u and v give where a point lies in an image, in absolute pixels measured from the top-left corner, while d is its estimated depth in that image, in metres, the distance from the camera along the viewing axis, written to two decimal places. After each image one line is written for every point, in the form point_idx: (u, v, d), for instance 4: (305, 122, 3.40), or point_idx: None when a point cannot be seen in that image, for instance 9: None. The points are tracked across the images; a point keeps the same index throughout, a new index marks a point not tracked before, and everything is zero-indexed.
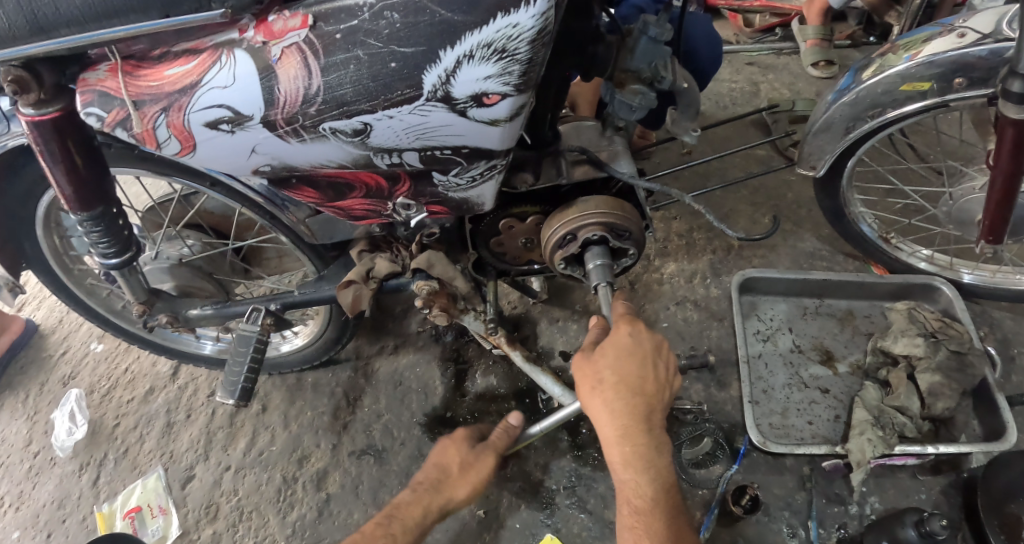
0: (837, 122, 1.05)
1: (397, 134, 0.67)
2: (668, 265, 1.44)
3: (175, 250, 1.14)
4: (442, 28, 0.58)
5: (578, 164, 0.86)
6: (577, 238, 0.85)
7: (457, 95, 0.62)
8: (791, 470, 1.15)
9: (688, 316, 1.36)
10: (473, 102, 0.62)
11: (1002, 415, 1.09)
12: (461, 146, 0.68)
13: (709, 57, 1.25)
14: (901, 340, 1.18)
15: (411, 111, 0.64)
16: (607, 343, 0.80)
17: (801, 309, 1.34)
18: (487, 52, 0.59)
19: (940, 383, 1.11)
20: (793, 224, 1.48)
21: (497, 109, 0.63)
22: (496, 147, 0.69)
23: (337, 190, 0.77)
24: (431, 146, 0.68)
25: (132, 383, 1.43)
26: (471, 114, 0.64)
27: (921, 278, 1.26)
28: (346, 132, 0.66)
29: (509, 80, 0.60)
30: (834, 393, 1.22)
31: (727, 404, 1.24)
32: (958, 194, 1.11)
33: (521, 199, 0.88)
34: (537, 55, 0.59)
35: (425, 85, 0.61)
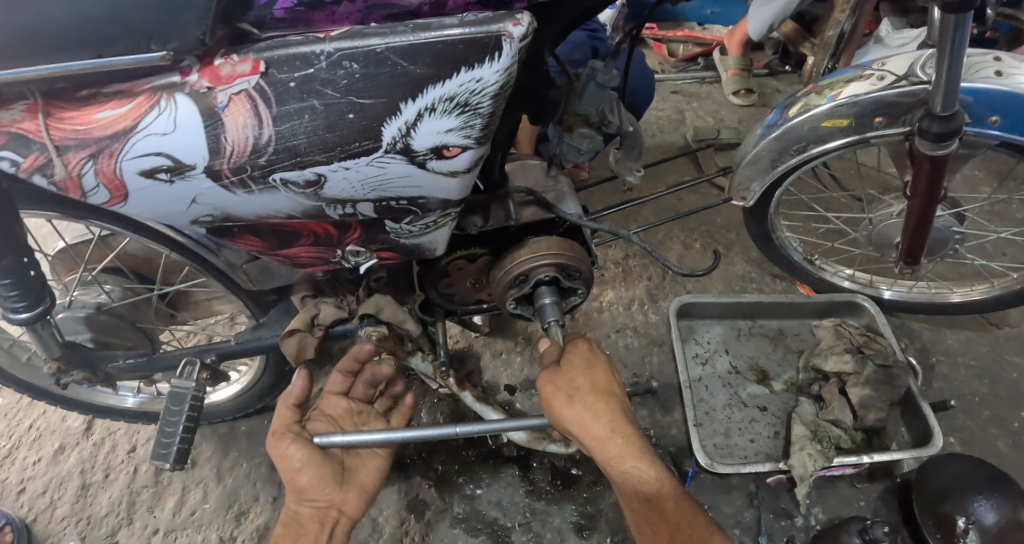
0: (765, 154, 1.11)
1: (353, 185, 0.65)
2: (607, 293, 1.47)
3: (91, 297, 1.04)
4: (404, 78, 0.57)
5: (526, 205, 0.86)
6: (529, 278, 0.85)
7: (416, 147, 0.61)
8: (738, 488, 1.19)
9: (629, 342, 1.39)
10: (433, 155, 0.62)
11: (927, 420, 1.18)
12: (417, 196, 0.67)
13: (643, 91, 1.30)
14: (832, 357, 1.25)
15: (369, 163, 0.62)
16: (570, 357, 0.84)
17: (735, 331, 1.40)
18: (449, 106, 0.59)
19: (871, 396, 1.17)
20: (723, 248, 1.55)
21: (457, 160, 0.63)
22: (453, 197, 0.68)
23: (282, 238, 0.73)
24: (387, 197, 0.67)
25: (38, 442, 1.30)
26: (430, 165, 0.63)
27: (844, 297, 1.34)
28: (298, 184, 0.64)
29: (471, 133, 0.61)
30: (772, 410, 1.28)
31: (672, 427, 1.27)
32: (878, 219, 1.19)
33: (469, 241, 0.87)
34: (498, 108, 0.60)
35: (384, 137, 0.60)
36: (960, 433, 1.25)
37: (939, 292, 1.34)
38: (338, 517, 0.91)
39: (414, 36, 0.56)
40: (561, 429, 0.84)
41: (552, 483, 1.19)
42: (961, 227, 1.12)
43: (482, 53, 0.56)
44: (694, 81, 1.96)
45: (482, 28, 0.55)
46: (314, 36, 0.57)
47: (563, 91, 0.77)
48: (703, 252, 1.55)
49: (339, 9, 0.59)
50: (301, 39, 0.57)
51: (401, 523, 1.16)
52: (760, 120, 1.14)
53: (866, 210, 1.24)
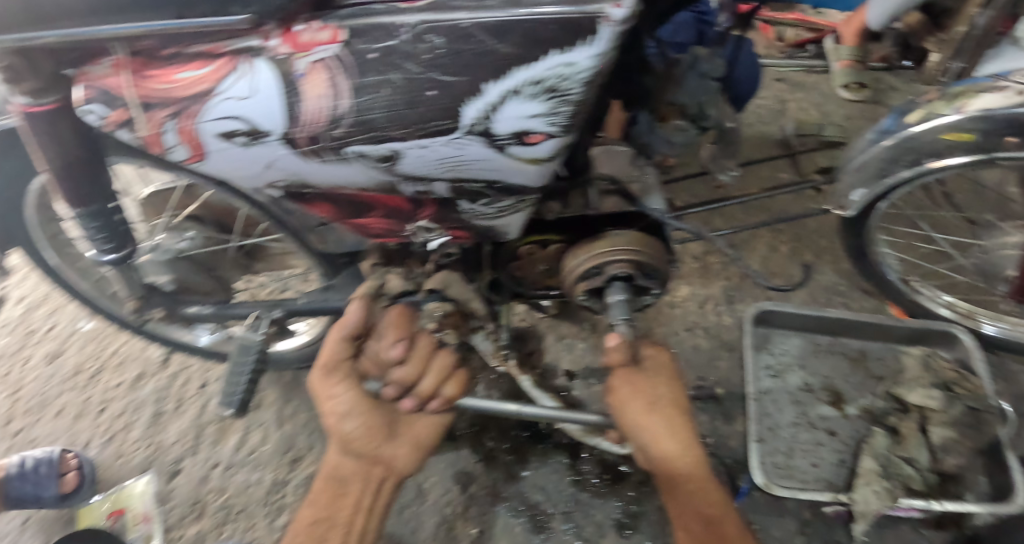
0: (875, 163, 1.01)
1: (429, 163, 0.63)
2: (680, 288, 1.41)
3: (173, 242, 1.07)
4: (489, 61, 0.54)
5: (608, 195, 0.83)
6: (603, 272, 0.82)
7: (496, 132, 0.59)
8: (792, 512, 1.13)
9: (698, 343, 1.33)
10: (514, 140, 0.59)
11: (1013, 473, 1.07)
12: (494, 180, 0.65)
13: (748, 81, 1.20)
14: (917, 390, 1.18)
15: (446, 143, 0.60)
16: (653, 365, 0.86)
17: (814, 345, 1.32)
18: (536, 90, 0.55)
19: (953, 439, 1.11)
20: (812, 255, 1.45)
21: (538, 148, 0.60)
22: (531, 184, 0.65)
23: (358, 210, 0.74)
24: (461, 178, 0.65)
25: (122, 366, 1.40)
26: (508, 152, 0.61)
27: (940, 325, 1.23)
28: (373, 158, 0.63)
29: (557, 121, 0.57)
30: (841, 436, 1.21)
31: (731, 438, 1.21)
32: (990, 247, 1.09)
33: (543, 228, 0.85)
34: (587, 96, 0.56)
35: (463, 118, 0.58)
36: None
37: None
38: (384, 474, 0.92)
39: (504, 14, 0.52)
40: (626, 434, 0.85)
41: (599, 477, 1.17)
42: None
43: (575, 35, 0.52)
44: (801, 71, 1.81)
45: (577, 9, 0.51)
46: (398, 6, 0.55)
47: (658, 77, 0.72)
48: (789, 256, 1.46)
49: None
50: (384, 9, 0.55)
51: (444, 493, 1.17)
52: (876, 124, 1.04)
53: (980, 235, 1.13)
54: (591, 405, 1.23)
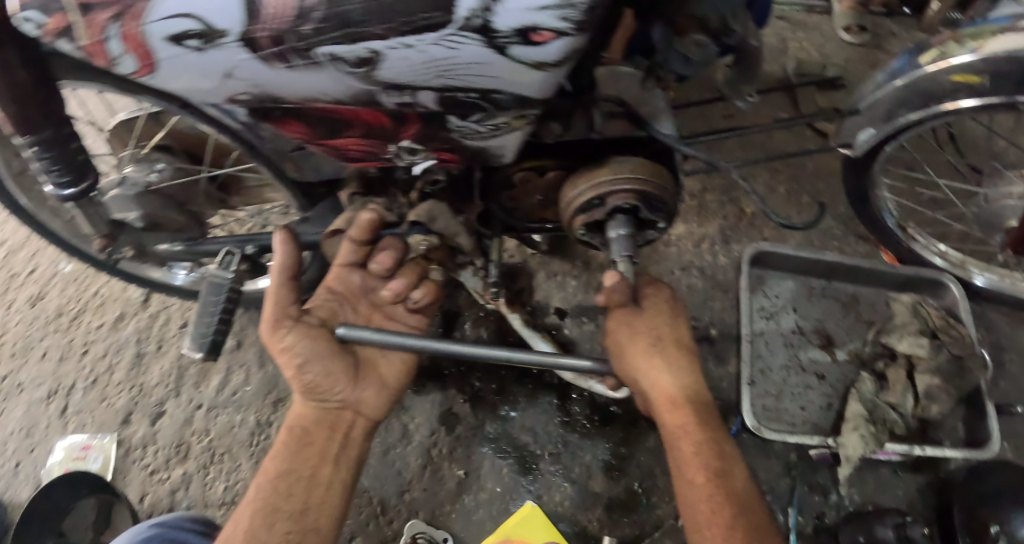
0: (883, 103, 1.05)
1: (413, 67, 0.54)
2: (675, 226, 1.35)
3: (142, 175, 0.97)
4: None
5: (613, 117, 0.77)
6: (605, 204, 0.77)
7: (498, 27, 0.49)
8: (779, 455, 1.16)
9: (692, 283, 1.28)
10: (518, 38, 0.50)
11: (990, 421, 1.14)
12: (495, 90, 0.56)
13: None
14: (907, 339, 1.18)
15: (438, 42, 0.51)
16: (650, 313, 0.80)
17: (808, 289, 1.31)
18: None
19: (939, 387, 1.13)
20: (808, 197, 1.44)
21: (548, 47, 0.50)
22: (534, 95, 0.57)
23: (331, 126, 0.65)
24: (471, 79, 0.55)
25: (102, 307, 1.36)
26: (512, 52, 0.51)
27: (932, 274, 1.28)
28: (349, 62, 0.54)
29: (570, 14, 0.48)
30: (829, 380, 1.22)
31: (721, 381, 1.20)
32: (993, 196, 1.14)
33: (543, 151, 0.78)
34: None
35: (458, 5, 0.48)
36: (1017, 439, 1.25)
37: None
38: (354, 418, 0.87)
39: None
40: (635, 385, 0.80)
41: (588, 418, 1.15)
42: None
43: None
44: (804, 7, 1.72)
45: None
46: None
47: None
48: (785, 198, 1.45)
49: None
50: None
51: (430, 434, 1.16)
52: (884, 68, 1.08)
53: (986, 186, 1.16)
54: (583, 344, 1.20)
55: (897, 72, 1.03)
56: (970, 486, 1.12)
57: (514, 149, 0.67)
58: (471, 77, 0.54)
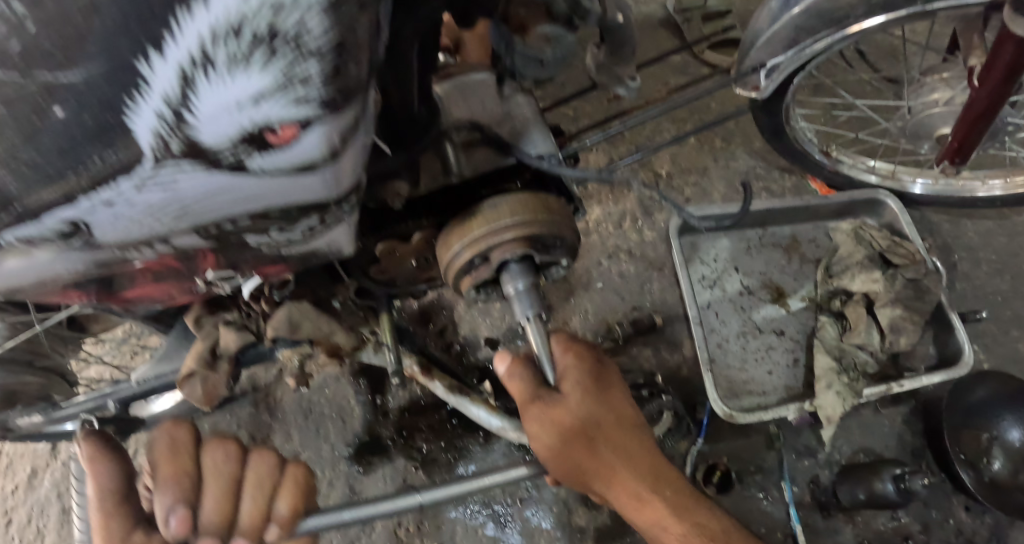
0: (784, 33, 0.96)
1: (140, 217, 0.41)
2: (592, 211, 1.24)
3: None
4: (127, 3, 0.29)
5: (471, 146, 0.65)
6: (490, 261, 0.66)
7: (210, 145, 0.35)
8: (757, 431, 1.08)
9: (625, 270, 1.19)
10: (250, 148, 0.36)
11: (957, 335, 1.11)
12: (268, 205, 0.43)
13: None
14: (860, 276, 1.15)
15: (145, 183, 0.38)
16: (577, 396, 0.67)
17: (745, 244, 1.25)
18: (237, 56, 0.31)
19: (901, 316, 1.09)
20: (722, 140, 1.36)
21: (298, 150, 0.37)
22: (324, 194, 0.43)
23: (113, 283, 0.54)
24: (231, 202, 0.42)
25: (9, 467, 1.18)
26: (256, 165, 0.38)
27: (866, 195, 1.24)
28: (54, 237, 0.41)
29: (304, 98, 0.34)
30: (789, 333, 1.17)
31: (681, 368, 1.12)
32: (918, 108, 1.05)
33: (404, 215, 0.67)
34: (339, 36, 0.31)
35: (141, 140, 0.35)
36: (982, 339, 1.23)
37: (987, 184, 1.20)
38: None
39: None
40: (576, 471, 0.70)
41: None
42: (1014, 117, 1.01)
43: None
44: None
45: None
46: None
47: None
48: (699, 147, 1.36)
49: None
50: None
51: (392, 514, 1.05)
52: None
53: (907, 96, 1.09)
54: None
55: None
56: (952, 408, 1.08)
57: (348, 240, 0.57)
58: (222, 203, 0.41)
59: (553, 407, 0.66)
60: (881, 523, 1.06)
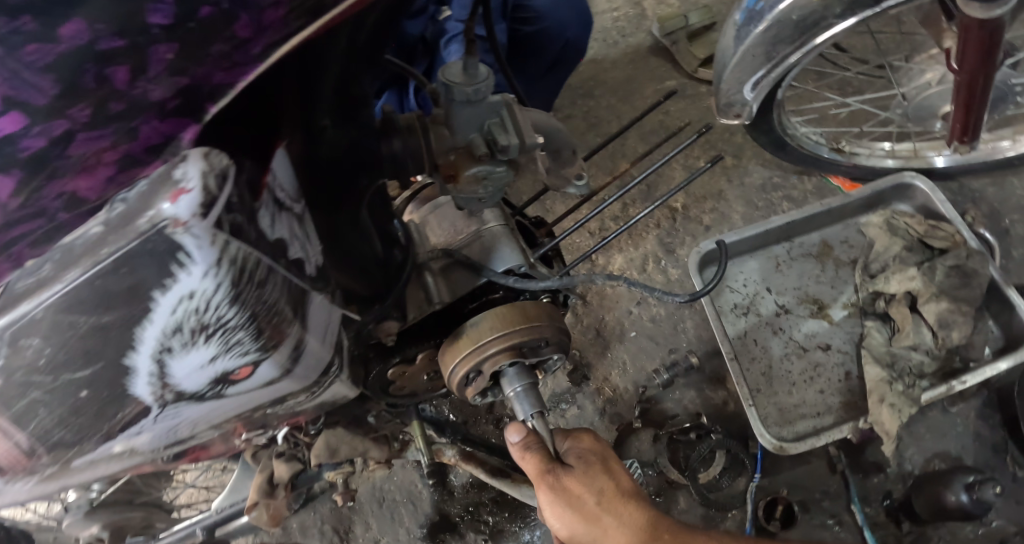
0: (753, 52, 0.95)
1: (168, 432, 0.55)
2: (614, 260, 1.27)
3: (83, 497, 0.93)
4: (107, 330, 0.40)
5: (445, 271, 0.73)
6: (483, 372, 0.71)
7: (191, 390, 0.47)
8: (818, 455, 1.06)
9: (656, 314, 1.20)
10: (219, 384, 0.48)
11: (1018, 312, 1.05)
12: (254, 404, 0.55)
13: (578, 21, 1.08)
14: (894, 277, 1.10)
15: (157, 418, 0.50)
16: (578, 466, 0.74)
17: (773, 261, 1.21)
18: (186, 341, 0.42)
19: (949, 310, 1.03)
20: (732, 157, 1.35)
21: (255, 372, 0.49)
22: (295, 387, 0.55)
23: (175, 454, 0.67)
24: (224, 411, 0.54)
25: None
26: (229, 391, 0.50)
27: (891, 180, 1.19)
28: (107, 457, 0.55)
29: (244, 349, 0.45)
30: (836, 346, 1.14)
31: (727, 404, 1.12)
32: (913, 93, 1.03)
33: (403, 341, 0.73)
34: (250, 309, 0.42)
35: (143, 397, 0.47)
36: None
37: (1006, 144, 1.16)
38: None
39: (68, 284, 0.36)
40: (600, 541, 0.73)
41: None
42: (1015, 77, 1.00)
43: (162, 264, 0.36)
44: None
45: (132, 237, 0.33)
46: None
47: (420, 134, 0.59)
48: (711, 170, 1.35)
49: None
50: None
51: None
52: (737, 6, 0.98)
53: (897, 81, 1.08)
54: None
55: (755, 13, 0.93)
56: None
57: (348, 386, 0.67)
58: (219, 412, 0.54)
59: (561, 478, 0.73)
60: (970, 530, 1.02)
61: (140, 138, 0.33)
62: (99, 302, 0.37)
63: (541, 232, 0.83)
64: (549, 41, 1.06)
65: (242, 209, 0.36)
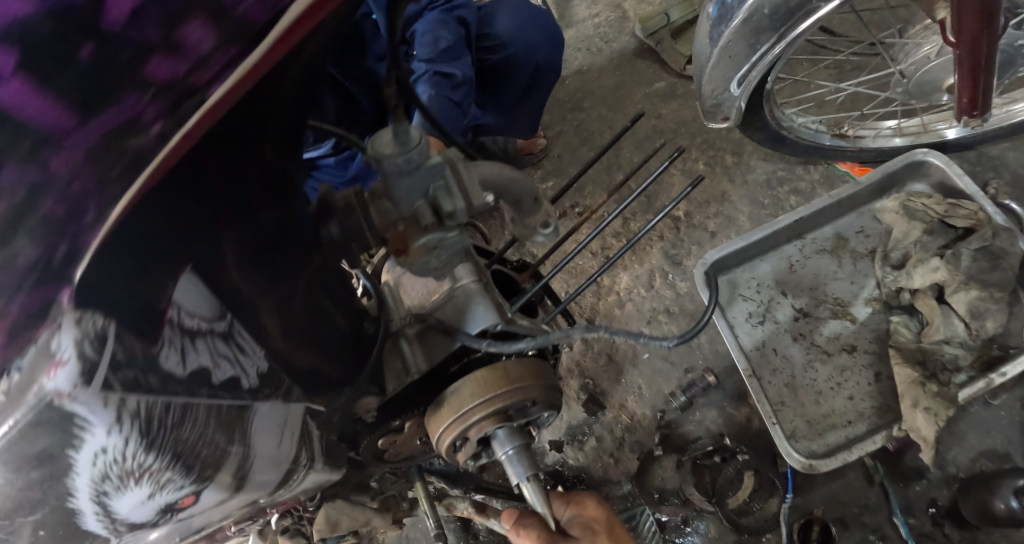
0: (735, 45, 0.89)
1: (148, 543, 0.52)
2: (620, 279, 1.23)
3: None
4: (37, 493, 0.40)
5: (421, 337, 0.71)
6: (470, 439, 0.68)
7: (145, 520, 0.46)
8: (853, 467, 1.00)
9: (668, 332, 1.15)
10: (165, 518, 0.48)
11: None
12: (212, 518, 0.57)
13: (546, 42, 1.04)
14: (918, 272, 1.02)
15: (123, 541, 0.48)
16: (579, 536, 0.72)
17: (786, 263, 1.15)
18: (118, 490, 0.43)
19: (981, 298, 0.96)
20: (732, 155, 1.29)
21: (199, 499, 0.51)
22: (247, 495, 0.57)
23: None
24: (184, 531, 0.55)
25: None
26: (177, 521, 0.51)
27: (903, 159, 1.12)
28: None
29: (179, 482, 0.46)
30: (862, 348, 1.07)
31: (751, 420, 1.06)
32: (911, 69, 0.96)
33: (390, 410, 0.72)
34: (171, 450, 0.44)
35: (100, 530, 0.45)
36: None
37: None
38: None
39: None
40: None
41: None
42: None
43: (68, 428, 0.38)
44: None
45: (26, 408, 0.36)
46: None
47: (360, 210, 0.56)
48: (711, 172, 1.29)
49: None
50: None
51: None
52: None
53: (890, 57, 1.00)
54: (594, 466, 1.09)
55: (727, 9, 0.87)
56: None
57: (327, 471, 0.69)
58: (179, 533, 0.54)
59: None
60: None
61: (17, 312, 0.35)
62: (17, 469, 0.39)
63: (525, 275, 0.80)
64: (515, 67, 1.02)
65: (133, 364, 0.39)
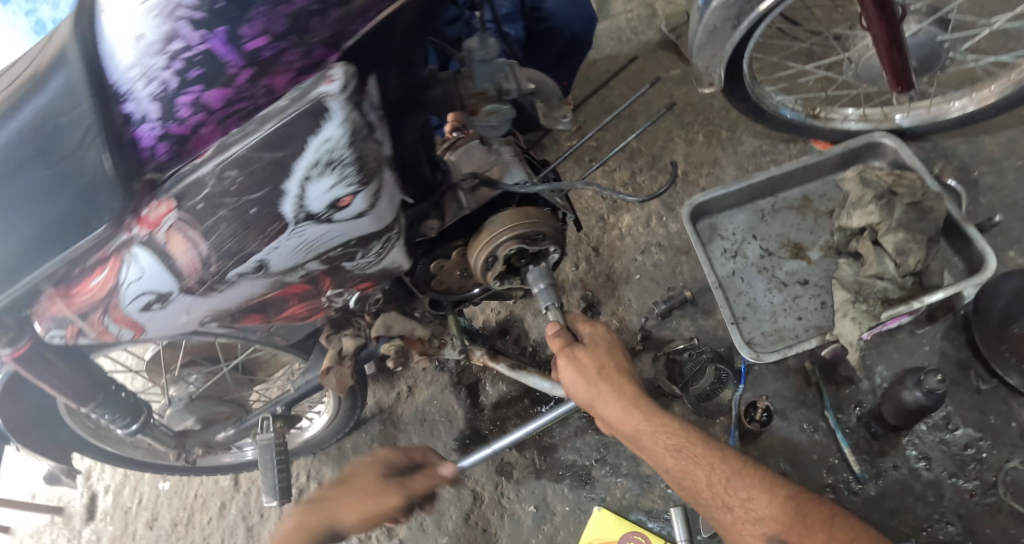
0: (719, 27, 1.08)
1: (293, 253, 0.78)
2: (624, 217, 1.46)
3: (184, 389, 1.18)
4: (275, 167, 0.67)
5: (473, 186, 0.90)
6: (498, 257, 0.91)
7: (315, 209, 0.72)
8: (795, 370, 1.23)
9: (657, 260, 1.40)
10: (332, 209, 0.73)
11: (976, 245, 1.19)
12: (347, 240, 0.79)
13: (583, 18, 1.34)
14: (856, 214, 1.26)
15: (289, 236, 0.75)
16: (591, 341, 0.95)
17: (759, 213, 1.39)
18: (318, 169, 0.69)
19: (905, 240, 1.17)
20: (727, 130, 1.55)
21: (352, 205, 0.74)
22: (376, 227, 0.79)
23: (277, 306, 0.89)
24: (331, 241, 0.78)
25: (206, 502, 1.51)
26: (336, 217, 0.75)
27: (863, 138, 1.34)
28: (252, 271, 0.78)
29: (351, 181, 0.71)
30: (813, 281, 1.30)
31: (717, 329, 1.30)
32: (856, 55, 1.23)
33: (441, 240, 0.94)
34: (355, 154, 0.69)
35: (288, 215, 0.72)
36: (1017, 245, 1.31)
37: (958, 104, 1.31)
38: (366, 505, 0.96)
39: (263, 129, 0.65)
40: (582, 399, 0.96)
41: None
42: (945, 35, 1.21)
43: (316, 118, 0.65)
44: None
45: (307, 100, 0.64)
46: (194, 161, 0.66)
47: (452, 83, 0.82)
48: (708, 142, 1.55)
49: (202, 131, 0.65)
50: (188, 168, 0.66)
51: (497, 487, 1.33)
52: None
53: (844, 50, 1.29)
54: None
55: None
56: (985, 316, 1.16)
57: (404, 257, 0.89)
58: (326, 243, 0.78)
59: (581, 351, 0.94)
60: (935, 436, 1.14)
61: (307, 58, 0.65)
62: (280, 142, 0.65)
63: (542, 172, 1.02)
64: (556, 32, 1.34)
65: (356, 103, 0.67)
